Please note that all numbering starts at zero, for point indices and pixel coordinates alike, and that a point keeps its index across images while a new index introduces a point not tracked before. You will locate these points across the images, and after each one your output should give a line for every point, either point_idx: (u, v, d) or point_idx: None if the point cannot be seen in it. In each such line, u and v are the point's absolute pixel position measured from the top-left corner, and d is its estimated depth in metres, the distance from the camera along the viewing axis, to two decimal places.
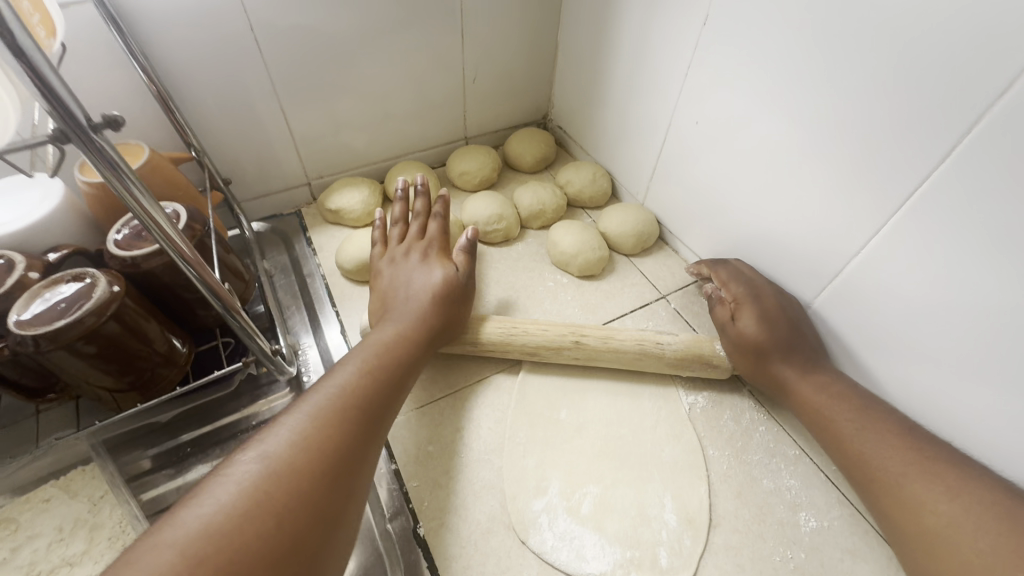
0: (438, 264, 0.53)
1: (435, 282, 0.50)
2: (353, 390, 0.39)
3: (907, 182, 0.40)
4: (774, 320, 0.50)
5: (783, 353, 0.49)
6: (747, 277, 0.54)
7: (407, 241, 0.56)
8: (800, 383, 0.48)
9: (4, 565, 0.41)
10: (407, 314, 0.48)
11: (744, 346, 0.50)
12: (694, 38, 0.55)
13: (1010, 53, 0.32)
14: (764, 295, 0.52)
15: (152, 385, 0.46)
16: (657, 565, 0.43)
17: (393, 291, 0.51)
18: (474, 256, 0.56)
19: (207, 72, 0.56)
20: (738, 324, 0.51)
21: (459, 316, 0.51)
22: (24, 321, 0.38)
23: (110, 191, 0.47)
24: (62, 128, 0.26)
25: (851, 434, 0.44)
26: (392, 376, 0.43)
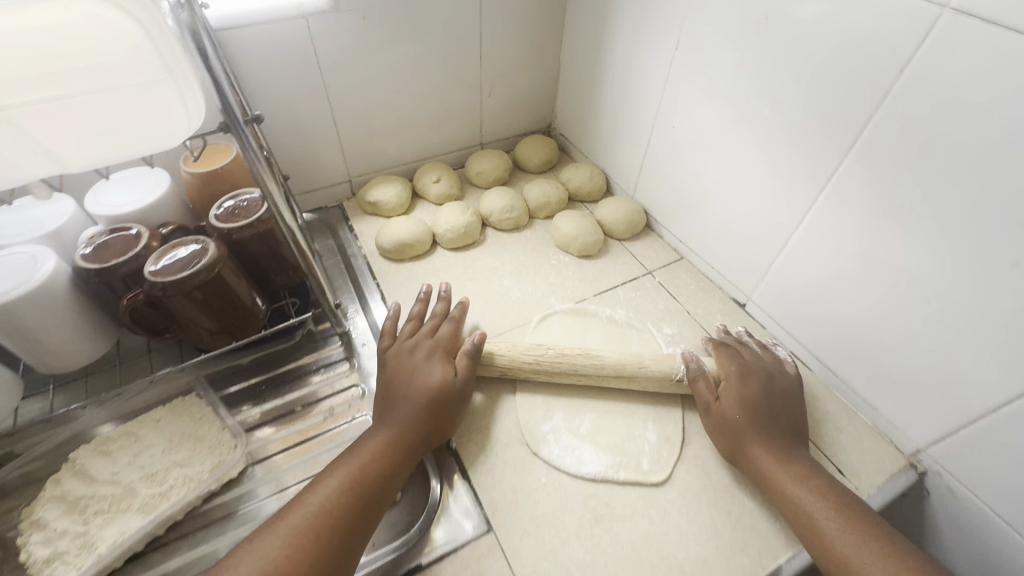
0: (439, 363, 0.55)
1: (432, 384, 0.53)
2: (330, 508, 0.43)
3: (829, 164, 0.54)
4: (754, 405, 0.53)
5: (758, 436, 0.51)
6: (746, 361, 0.57)
7: (418, 336, 0.58)
8: (776, 471, 0.49)
9: (130, 465, 0.53)
10: (401, 416, 0.51)
11: (724, 427, 0.53)
12: (670, 58, 0.69)
13: (887, 66, 0.45)
14: (750, 379, 0.55)
15: (240, 330, 0.58)
16: (640, 469, 0.54)
17: (396, 380, 0.53)
18: (477, 361, 0.57)
19: (283, 87, 0.70)
20: (721, 403, 0.54)
21: (453, 417, 0.54)
22: (157, 270, 0.51)
23: (209, 179, 0.59)
24: (228, 122, 0.39)
25: (824, 523, 0.45)
26: (375, 486, 0.46)
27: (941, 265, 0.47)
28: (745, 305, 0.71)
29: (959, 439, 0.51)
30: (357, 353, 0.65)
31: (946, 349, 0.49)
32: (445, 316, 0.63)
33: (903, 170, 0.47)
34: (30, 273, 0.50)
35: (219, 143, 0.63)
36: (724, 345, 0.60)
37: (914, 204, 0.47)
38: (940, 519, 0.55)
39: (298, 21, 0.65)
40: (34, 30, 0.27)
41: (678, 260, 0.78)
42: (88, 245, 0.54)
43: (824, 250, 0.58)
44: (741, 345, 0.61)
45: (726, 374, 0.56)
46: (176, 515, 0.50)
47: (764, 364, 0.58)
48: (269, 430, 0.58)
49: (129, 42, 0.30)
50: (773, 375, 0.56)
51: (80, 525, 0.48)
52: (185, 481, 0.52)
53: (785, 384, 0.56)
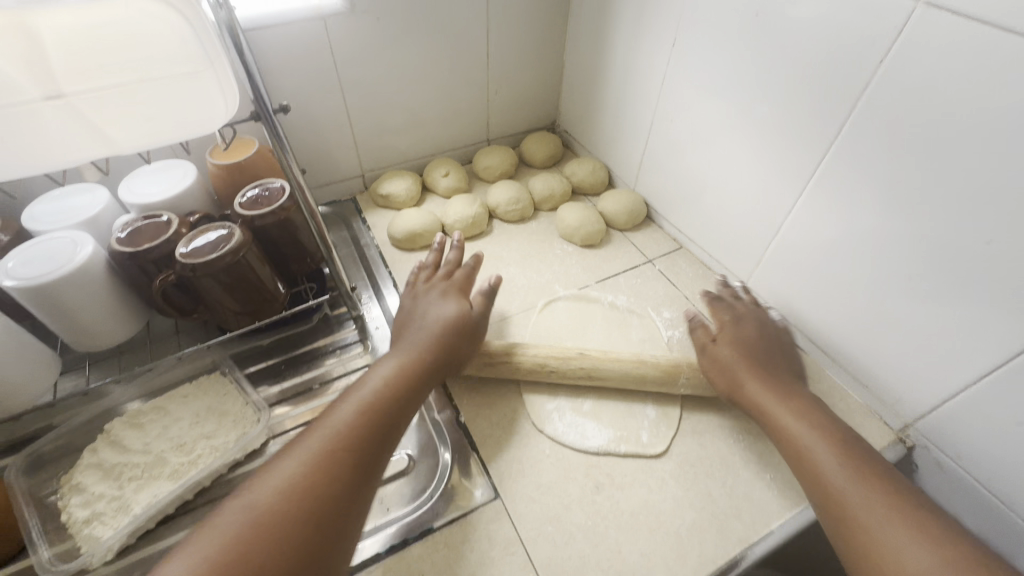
0: (453, 299, 0.59)
1: (449, 315, 0.57)
2: (363, 411, 0.46)
3: (818, 152, 0.57)
4: (749, 348, 0.58)
5: (755, 376, 0.55)
6: (738, 312, 0.63)
7: (434, 279, 0.63)
8: (775, 405, 0.52)
9: (160, 436, 0.56)
10: (420, 340, 0.54)
11: (722, 372, 0.57)
12: (667, 55, 0.72)
13: (868, 58, 0.49)
14: (745, 327, 0.60)
15: (263, 311, 0.62)
16: (640, 443, 0.57)
17: (413, 316, 0.58)
18: (491, 299, 0.62)
19: (301, 85, 0.74)
20: (719, 349, 0.58)
21: (468, 347, 0.57)
22: (187, 253, 0.55)
23: (233, 171, 0.63)
24: (260, 112, 0.43)
25: (821, 456, 0.48)
26: (401, 396, 0.49)
27: (923, 244, 0.50)
28: (742, 291, 0.73)
29: (944, 412, 0.53)
30: (371, 336, 0.68)
31: (930, 325, 0.52)
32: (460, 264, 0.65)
33: (886, 156, 0.50)
34: (70, 256, 0.53)
35: (243, 136, 0.67)
36: (719, 302, 0.65)
37: (899, 186, 0.50)
38: (928, 491, 0.58)
39: (316, 22, 0.69)
40: (96, 24, 0.31)
41: (678, 249, 0.81)
42: (123, 230, 0.57)
43: (814, 235, 0.60)
44: (735, 300, 0.65)
45: (728, 330, 0.60)
46: (204, 481, 0.53)
47: (756, 314, 0.63)
48: (290, 406, 0.61)
49: (177, 36, 0.34)
50: (764, 323, 0.62)
51: (115, 490, 0.52)
52: (211, 450, 0.55)
53: (775, 332, 0.62)
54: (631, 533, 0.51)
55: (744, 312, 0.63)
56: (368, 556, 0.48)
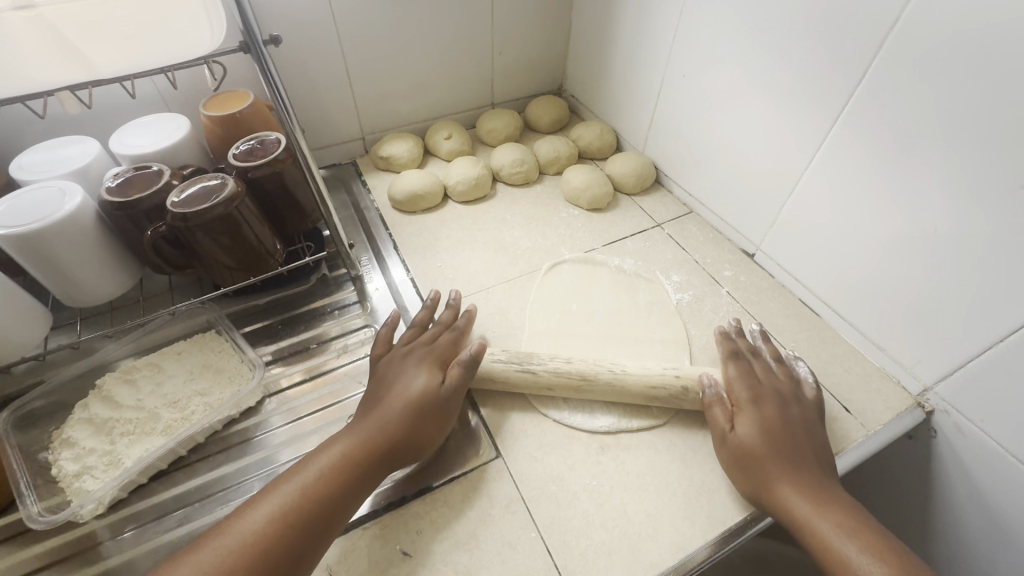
0: (425, 369, 0.50)
1: (413, 390, 0.48)
2: (262, 530, 0.38)
3: (838, 100, 0.53)
4: (777, 433, 0.47)
5: (784, 465, 0.45)
6: (756, 380, 0.51)
7: (412, 343, 0.54)
8: (811, 509, 0.42)
9: (153, 392, 0.55)
10: (370, 425, 0.46)
11: (745, 459, 0.46)
12: (679, 6, 0.68)
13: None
14: (769, 404, 0.49)
15: (258, 268, 0.60)
16: (647, 407, 0.55)
17: (375, 391, 0.49)
18: (473, 370, 0.52)
19: (296, 39, 0.70)
20: (738, 431, 0.48)
21: (429, 433, 0.47)
22: (179, 203, 0.52)
23: (225, 124, 0.61)
24: (249, 42, 0.41)
25: None
26: (321, 504, 0.41)
27: (947, 195, 0.47)
28: (754, 255, 0.71)
29: (968, 372, 0.50)
30: (370, 297, 0.66)
31: (955, 281, 0.48)
32: (450, 327, 0.58)
33: (906, 102, 0.47)
34: (57, 206, 0.51)
35: (235, 90, 0.64)
36: (734, 360, 0.53)
37: (926, 135, 0.47)
38: (947, 458, 0.55)
39: None
40: None
41: (688, 214, 0.78)
42: (114, 180, 0.55)
43: (830, 192, 0.57)
44: (752, 357, 0.54)
45: (747, 398, 0.49)
46: (198, 437, 0.52)
47: (779, 385, 0.51)
48: (286, 364, 0.60)
49: None
50: (789, 399, 0.50)
51: (106, 445, 0.51)
52: (205, 407, 0.53)
53: (802, 409, 0.50)
54: (636, 493, 0.49)
55: (766, 383, 0.51)
56: (364, 513, 0.46)
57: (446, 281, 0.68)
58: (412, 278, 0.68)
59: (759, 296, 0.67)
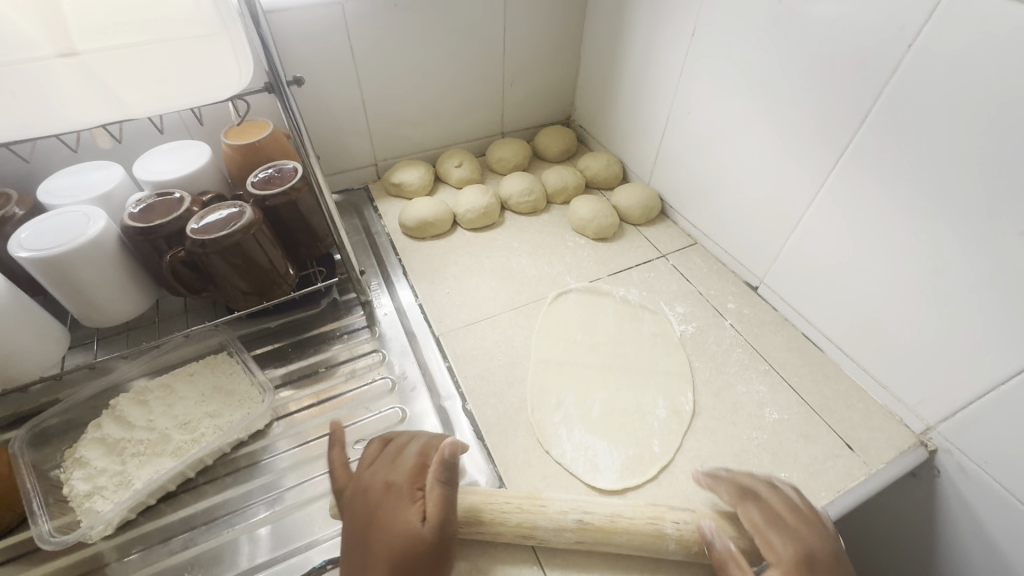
0: (399, 510, 0.42)
1: (391, 546, 0.41)
2: None
3: (840, 143, 0.55)
4: None
5: None
6: (788, 527, 0.44)
7: (373, 473, 0.46)
8: None
9: (164, 414, 0.55)
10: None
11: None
12: (687, 45, 0.70)
13: (890, 42, 0.47)
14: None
15: (271, 293, 0.61)
16: (650, 449, 0.55)
17: (350, 554, 0.42)
18: (451, 479, 0.44)
19: (314, 70, 0.73)
20: None
21: None
22: (199, 230, 0.54)
23: (246, 152, 0.63)
24: (273, 82, 0.43)
25: None
26: None
27: (952, 238, 0.48)
28: (758, 288, 0.71)
29: (972, 411, 0.50)
30: (379, 322, 0.68)
31: (959, 320, 0.49)
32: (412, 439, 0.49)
33: (905, 149, 0.49)
34: (82, 230, 0.53)
35: (256, 119, 0.67)
36: (749, 498, 0.46)
37: (928, 177, 0.48)
38: (950, 499, 0.55)
39: (335, 7, 0.69)
40: None
41: (692, 245, 0.80)
42: (136, 206, 0.57)
43: (835, 231, 0.58)
44: (769, 492, 0.47)
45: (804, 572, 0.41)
46: (207, 459, 0.53)
47: (816, 533, 0.44)
48: (295, 388, 0.61)
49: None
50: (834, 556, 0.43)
51: (117, 465, 0.51)
52: (215, 429, 0.54)
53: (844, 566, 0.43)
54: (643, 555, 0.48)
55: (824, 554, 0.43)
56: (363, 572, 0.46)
57: (453, 308, 0.69)
58: (420, 304, 0.70)
59: (762, 329, 0.67)
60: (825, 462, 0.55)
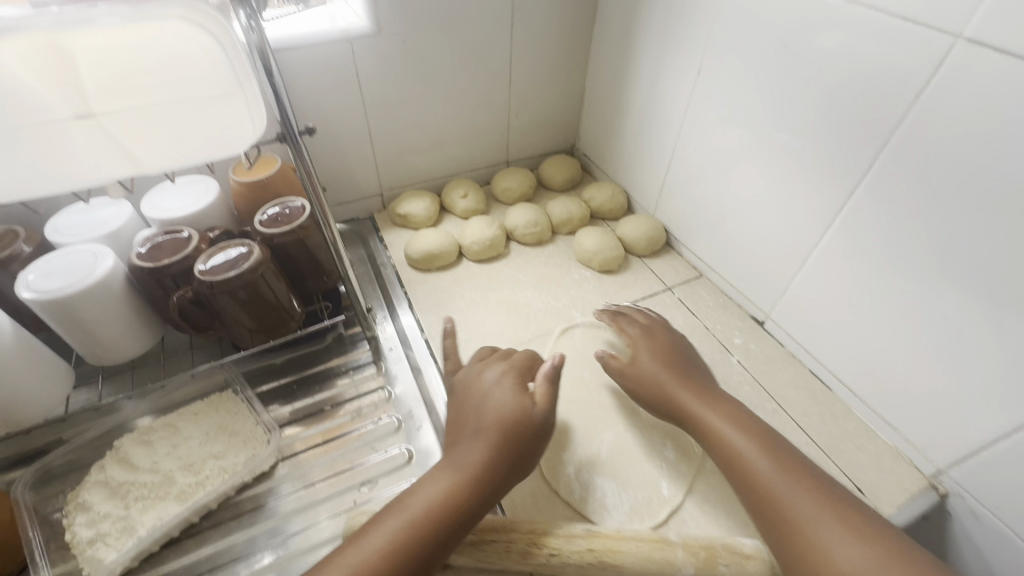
0: (509, 392, 0.51)
1: (503, 411, 0.49)
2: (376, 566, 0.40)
3: (846, 188, 0.55)
4: (666, 360, 0.59)
5: (693, 393, 0.55)
6: (646, 326, 0.64)
7: (487, 365, 0.56)
8: (739, 440, 0.49)
9: (168, 455, 0.55)
10: (466, 452, 0.47)
11: (727, 451, 0.49)
12: (692, 83, 0.71)
13: (893, 94, 0.48)
14: (688, 379, 0.57)
15: (278, 331, 0.61)
16: (659, 492, 0.54)
17: (466, 412, 0.51)
18: (556, 382, 0.52)
19: (321, 104, 0.74)
20: (638, 366, 0.59)
21: (524, 457, 0.48)
22: (206, 270, 0.54)
23: (253, 189, 0.63)
24: (284, 133, 0.43)
25: (760, 468, 0.47)
26: (428, 541, 0.42)
27: (960, 285, 0.48)
28: (764, 323, 0.71)
29: (984, 458, 0.50)
30: (384, 357, 0.67)
31: (969, 366, 0.49)
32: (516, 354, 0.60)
33: (909, 196, 0.49)
34: (89, 271, 0.53)
35: (264, 155, 0.67)
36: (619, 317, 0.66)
37: (934, 224, 0.48)
38: (965, 545, 0.54)
39: (343, 44, 0.70)
40: (131, 44, 0.31)
41: (698, 278, 0.80)
42: (143, 245, 0.57)
43: (841, 272, 0.59)
44: (635, 311, 0.67)
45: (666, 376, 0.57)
46: (211, 504, 0.52)
47: (663, 327, 0.64)
48: (299, 427, 0.60)
49: (210, 58, 0.34)
50: (671, 332, 0.63)
51: (120, 510, 0.51)
52: (219, 471, 0.54)
53: (684, 344, 0.62)
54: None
55: (660, 339, 0.62)
56: None
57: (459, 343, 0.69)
58: (426, 338, 0.70)
59: (770, 367, 0.67)
60: None
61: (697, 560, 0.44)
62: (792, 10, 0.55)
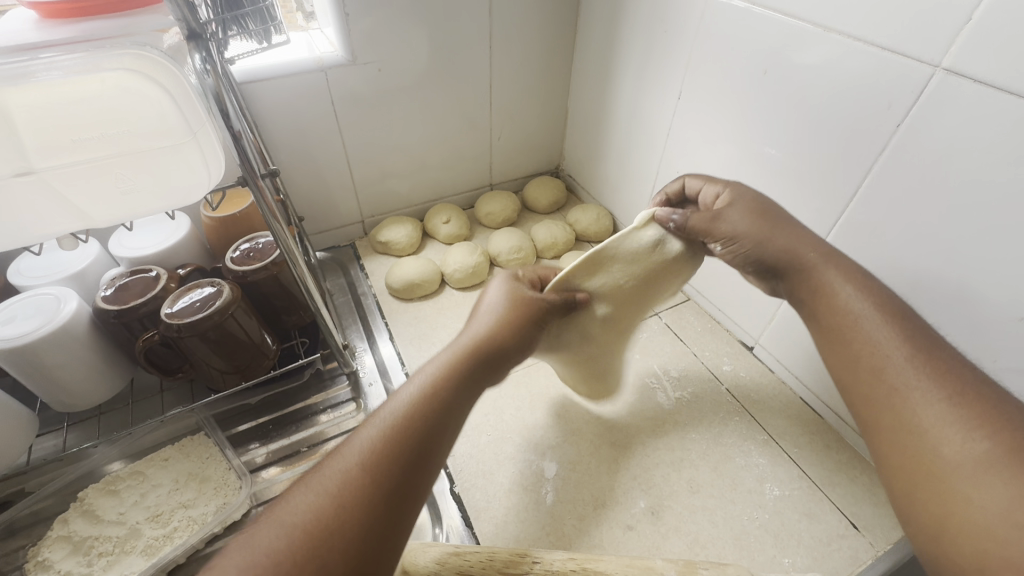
0: (506, 283, 0.45)
1: (504, 304, 0.43)
2: (383, 440, 0.31)
3: (829, 216, 0.54)
4: (764, 213, 0.44)
5: (823, 257, 0.42)
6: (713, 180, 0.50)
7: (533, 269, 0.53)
8: (868, 314, 0.38)
9: (136, 505, 0.53)
10: (466, 337, 0.40)
11: (838, 319, 0.39)
12: (674, 107, 0.70)
13: (873, 125, 0.47)
14: (802, 241, 0.43)
15: (252, 372, 0.59)
16: (647, 533, 0.53)
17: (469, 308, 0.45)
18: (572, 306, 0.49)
19: (297, 134, 0.72)
20: (730, 224, 0.45)
21: (526, 344, 0.43)
22: (172, 313, 0.52)
23: (226, 225, 0.62)
24: (245, 177, 0.41)
25: (890, 348, 0.36)
26: (437, 412, 0.34)
27: (953, 317, 0.46)
28: (753, 348, 0.70)
29: None
30: (364, 393, 0.65)
31: None
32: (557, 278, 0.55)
33: (893, 230, 0.48)
34: (51, 316, 0.51)
35: (238, 189, 0.66)
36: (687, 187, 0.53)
37: (926, 253, 0.46)
38: None
39: (318, 73, 0.69)
40: (73, 98, 0.31)
41: (685, 301, 0.79)
42: (108, 287, 0.55)
43: None
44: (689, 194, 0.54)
45: (770, 233, 0.43)
46: (179, 558, 0.50)
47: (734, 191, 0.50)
48: (275, 470, 0.58)
49: (157, 108, 0.34)
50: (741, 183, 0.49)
51: (83, 568, 0.48)
52: (189, 523, 0.52)
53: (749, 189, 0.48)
54: None
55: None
56: None
57: None
58: (407, 372, 0.68)
59: (758, 394, 0.66)
60: (830, 544, 0.52)
61: (679, 566, 0.44)
62: (770, 34, 0.54)
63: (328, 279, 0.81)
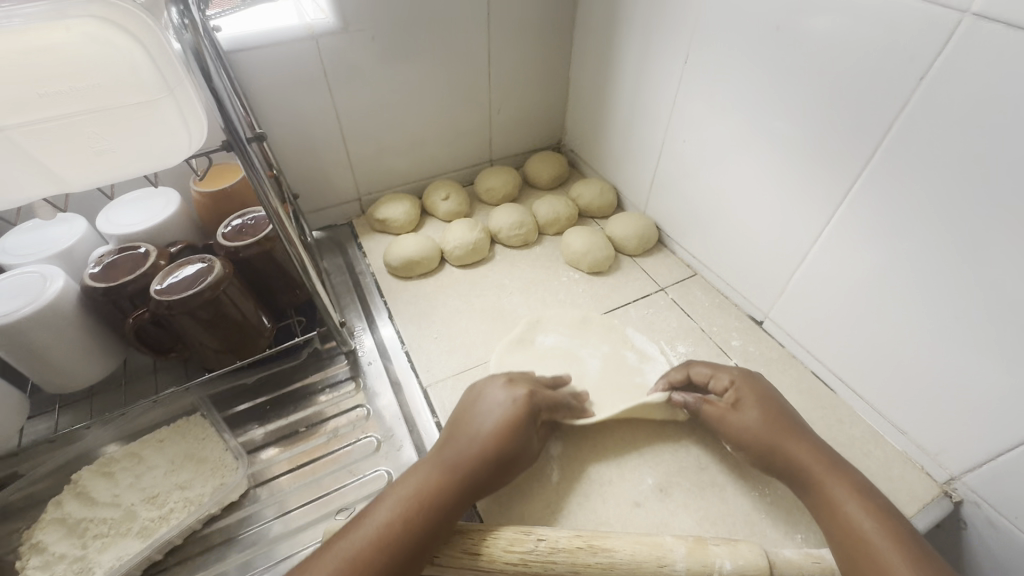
0: (506, 390, 0.51)
1: (506, 413, 0.48)
2: (360, 552, 0.39)
3: (845, 180, 0.52)
4: (773, 413, 0.50)
5: (833, 470, 0.46)
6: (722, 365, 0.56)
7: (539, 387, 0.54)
8: (876, 532, 0.41)
9: (131, 486, 0.52)
10: (457, 449, 0.46)
11: (849, 538, 0.42)
12: (679, 73, 0.67)
13: (893, 79, 0.44)
14: (803, 446, 0.48)
15: (247, 351, 0.58)
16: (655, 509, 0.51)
17: (471, 408, 0.51)
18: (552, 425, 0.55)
19: (288, 106, 0.70)
20: (742, 413, 0.51)
21: (517, 460, 0.48)
22: (162, 290, 0.50)
23: (216, 200, 0.60)
24: (229, 140, 0.39)
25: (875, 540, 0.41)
26: (410, 531, 0.40)
27: (976, 283, 0.44)
28: (763, 322, 0.68)
29: (999, 464, 0.46)
30: (363, 372, 0.64)
31: (982, 371, 0.45)
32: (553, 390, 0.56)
33: (914, 192, 0.46)
34: (37, 294, 0.49)
35: (228, 163, 0.63)
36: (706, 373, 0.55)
37: (948, 216, 0.44)
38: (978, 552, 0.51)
39: (308, 42, 0.66)
40: (38, 48, 0.29)
41: (692, 276, 0.77)
42: (96, 265, 0.53)
43: (842, 271, 0.55)
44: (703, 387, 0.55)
45: (778, 439, 0.48)
46: (176, 539, 0.49)
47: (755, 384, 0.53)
48: (273, 451, 0.57)
49: (129, 61, 0.32)
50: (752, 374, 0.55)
51: (78, 550, 0.47)
52: (185, 504, 0.50)
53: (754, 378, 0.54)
54: None
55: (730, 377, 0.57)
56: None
57: (442, 354, 0.65)
58: (406, 350, 0.66)
59: (768, 368, 0.64)
60: None
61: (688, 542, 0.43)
62: None
63: (326, 258, 0.79)
